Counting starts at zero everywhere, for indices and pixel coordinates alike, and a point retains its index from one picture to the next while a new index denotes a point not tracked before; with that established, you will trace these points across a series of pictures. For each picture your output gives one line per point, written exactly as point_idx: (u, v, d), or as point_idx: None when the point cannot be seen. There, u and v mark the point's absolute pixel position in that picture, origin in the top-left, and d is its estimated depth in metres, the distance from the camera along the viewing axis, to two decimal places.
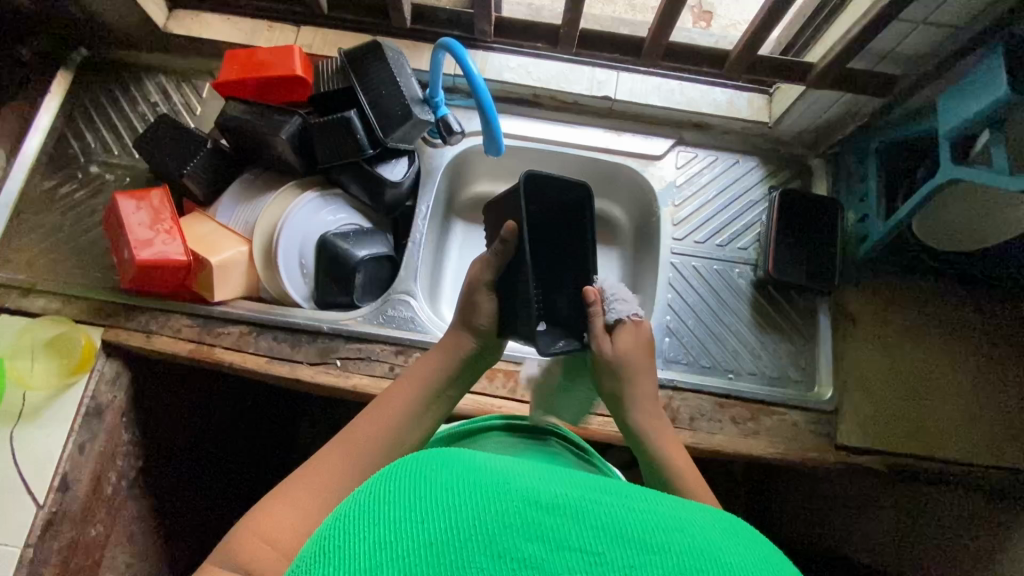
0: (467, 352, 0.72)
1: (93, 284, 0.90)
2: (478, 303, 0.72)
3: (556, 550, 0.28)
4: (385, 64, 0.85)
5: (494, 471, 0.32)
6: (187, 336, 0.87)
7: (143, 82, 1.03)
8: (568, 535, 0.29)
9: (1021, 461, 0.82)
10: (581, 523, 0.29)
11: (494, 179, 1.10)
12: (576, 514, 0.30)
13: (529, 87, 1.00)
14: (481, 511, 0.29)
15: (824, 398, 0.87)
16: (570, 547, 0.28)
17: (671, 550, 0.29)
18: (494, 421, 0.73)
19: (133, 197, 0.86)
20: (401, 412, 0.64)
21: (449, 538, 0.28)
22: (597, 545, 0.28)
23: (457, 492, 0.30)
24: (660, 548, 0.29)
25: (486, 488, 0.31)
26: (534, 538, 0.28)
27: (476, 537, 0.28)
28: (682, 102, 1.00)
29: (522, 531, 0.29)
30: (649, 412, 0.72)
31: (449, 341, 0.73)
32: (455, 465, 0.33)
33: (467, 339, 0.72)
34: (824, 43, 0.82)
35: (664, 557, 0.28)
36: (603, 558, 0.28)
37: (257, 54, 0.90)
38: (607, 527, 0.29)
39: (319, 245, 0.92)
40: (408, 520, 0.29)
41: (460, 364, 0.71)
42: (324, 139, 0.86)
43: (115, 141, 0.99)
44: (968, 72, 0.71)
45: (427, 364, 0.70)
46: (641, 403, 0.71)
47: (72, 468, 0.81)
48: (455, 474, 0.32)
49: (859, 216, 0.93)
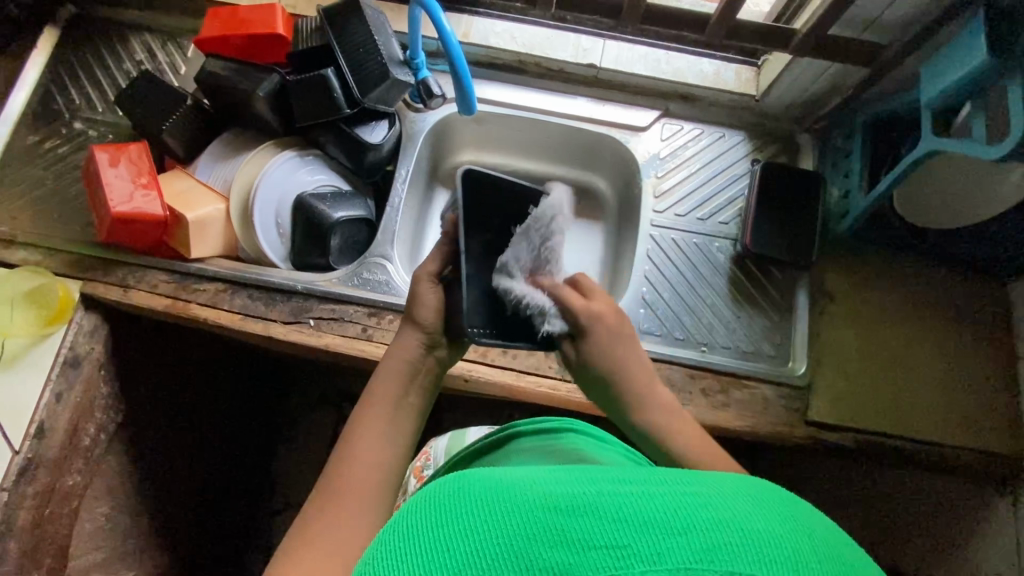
0: (420, 357, 0.67)
1: (73, 238, 0.91)
2: (420, 296, 0.68)
3: (583, 549, 0.28)
4: (363, 22, 0.85)
5: (509, 484, 0.33)
6: (164, 292, 0.88)
7: (128, 39, 1.03)
8: (593, 534, 0.29)
9: (993, 443, 0.82)
10: (601, 516, 0.29)
11: (479, 150, 1.10)
12: (594, 511, 0.30)
13: (513, 52, 0.99)
14: (504, 529, 0.30)
15: (796, 373, 0.86)
16: (596, 545, 0.28)
17: (695, 527, 0.29)
18: (512, 429, 0.71)
19: (111, 151, 0.86)
20: (386, 432, 0.60)
21: (477, 562, 0.29)
22: (620, 537, 0.29)
23: (476, 518, 0.31)
24: (685, 528, 0.29)
25: (504, 505, 0.31)
26: (561, 544, 0.29)
27: (510, 557, 0.28)
28: (669, 72, 0.99)
29: (546, 538, 0.29)
30: (649, 401, 0.63)
31: (396, 345, 0.67)
32: (472, 483, 0.34)
33: (417, 344, 0.67)
34: (811, 8, 0.80)
35: (690, 537, 0.28)
36: (629, 550, 0.28)
37: (239, 10, 0.89)
38: (628, 515, 0.29)
39: (294, 206, 0.92)
40: (437, 551, 0.30)
41: (416, 363, 0.66)
42: (301, 97, 0.86)
43: (99, 98, 1.00)
44: (952, 40, 0.69)
45: (388, 380, 0.64)
46: (637, 395, 0.64)
47: (48, 416, 0.83)
48: (471, 493, 0.33)
49: (842, 192, 0.92)
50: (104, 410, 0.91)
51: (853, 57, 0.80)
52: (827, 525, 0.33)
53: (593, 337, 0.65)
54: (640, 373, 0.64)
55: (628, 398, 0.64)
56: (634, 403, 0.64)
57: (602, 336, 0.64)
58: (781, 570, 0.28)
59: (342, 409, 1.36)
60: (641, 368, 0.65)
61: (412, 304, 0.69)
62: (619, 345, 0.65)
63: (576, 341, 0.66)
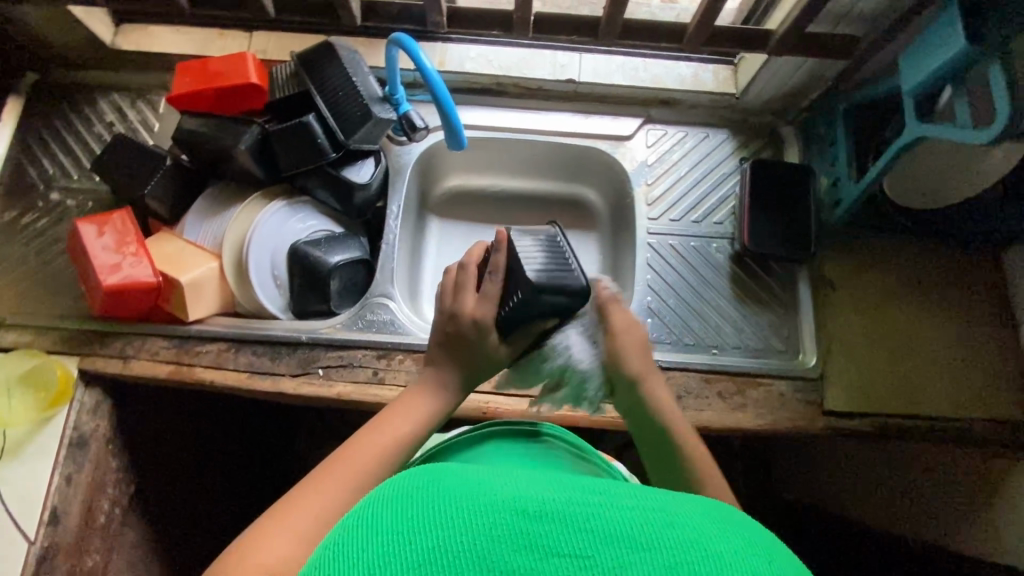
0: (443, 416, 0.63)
1: (64, 312, 0.88)
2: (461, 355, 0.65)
3: (547, 556, 0.29)
4: (340, 64, 0.84)
5: (481, 486, 0.34)
6: (165, 358, 0.86)
7: (96, 102, 1.00)
8: (557, 542, 0.30)
9: (1003, 412, 0.83)
10: (568, 525, 0.31)
11: (466, 173, 1.09)
12: (563, 519, 0.31)
13: (491, 75, 0.98)
14: (471, 527, 0.31)
15: (808, 365, 0.87)
16: (558, 552, 0.30)
17: (657, 544, 0.30)
18: (488, 428, 0.71)
19: (94, 221, 0.83)
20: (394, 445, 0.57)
21: (437, 555, 0.29)
22: (585, 548, 0.30)
23: (445, 513, 0.32)
24: (649, 544, 0.30)
25: (475, 505, 0.32)
26: (523, 548, 0.30)
27: (473, 553, 0.29)
28: (647, 79, 0.99)
29: (511, 541, 0.30)
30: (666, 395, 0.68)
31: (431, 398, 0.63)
32: (448, 481, 0.35)
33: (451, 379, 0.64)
34: (783, 8, 0.80)
35: (653, 554, 0.29)
36: (592, 560, 0.29)
37: (211, 64, 0.88)
38: (596, 528, 0.31)
39: (289, 255, 0.90)
40: (398, 543, 0.30)
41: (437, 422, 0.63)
42: (284, 146, 0.85)
43: (73, 165, 0.97)
44: (926, 29, 0.71)
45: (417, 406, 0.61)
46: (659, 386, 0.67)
47: (61, 501, 0.80)
48: (445, 489, 0.34)
49: (831, 180, 0.92)
50: (116, 484, 0.88)
51: (830, 52, 0.81)
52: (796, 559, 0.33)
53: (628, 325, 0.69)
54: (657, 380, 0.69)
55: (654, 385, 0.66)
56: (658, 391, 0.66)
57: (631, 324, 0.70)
58: None
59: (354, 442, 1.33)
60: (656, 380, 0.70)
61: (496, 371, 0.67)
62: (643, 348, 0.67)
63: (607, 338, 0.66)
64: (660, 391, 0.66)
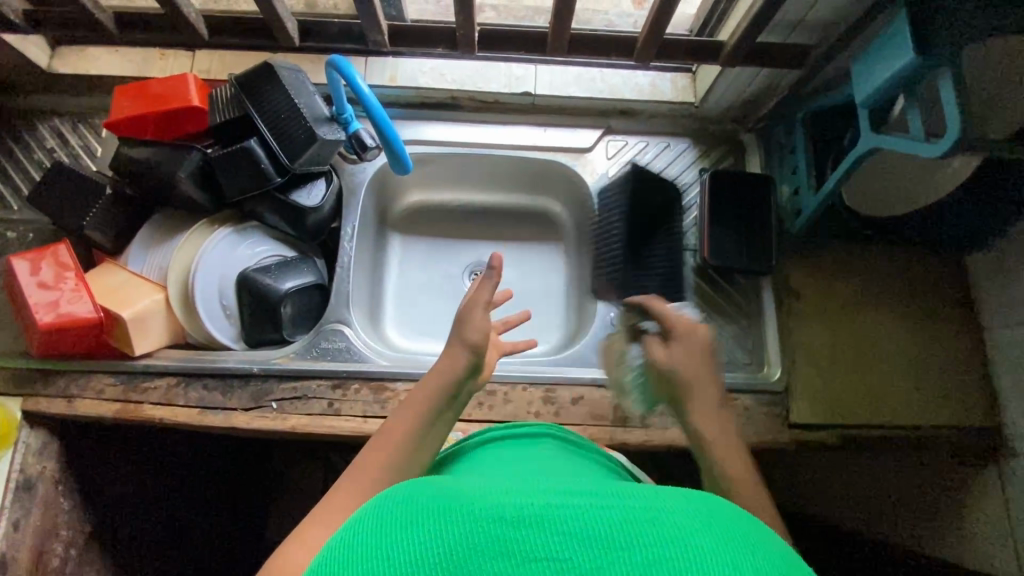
0: (457, 384, 0.62)
1: (6, 350, 0.85)
2: (471, 316, 0.65)
3: (527, 561, 0.28)
4: (279, 85, 0.81)
5: (463, 497, 0.33)
6: (112, 396, 0.83)
7: (35, 127, 0.96)
8: (536, 546, 0.29)
9: (969, 418, 0.83)
10: (549, 528, 0.30)
11: (426, 188, 1.07)
12: (540, 522, 0.30)
13: (445, 90, 0.96)
14: (451, 535, 0.30)
15: (772, 378, 0.87)
16: (537, 556, 0.29)
17: (635, 540, 0.29)
18: (484, 434, 0.67)
19: (29, 256, 0.80)
20: (411, 427, 0.58)
21: (416, 568, 0.28)
22: (562, 551, 0.29)
23: (424, 526, 0.31)
24: (626, 543, 0.29)
25: (456, 513, 0.31)
26: (499, 555, 0.29)
27: (452, 563, 0.29)
28: (605, 90, 0.97)
29: (487, 549, 0.29)
30: (713, 410, 0.62)
31: (439, 369, 0.63)
32: (427, 496, 0.34)
33: (463, 361, 0.63)
34: (736, 18, 0.79)
35: (630, 552, 0.28)
36: (569, 563, 0.28)
37: (150, 86, 0.84)
38: (575, 529, 0.29)
39: (238, 284, 0.87)
40: (374, 559, 0.29)
41: (448, 393, 0.61)
42: (227, 172, 0.81)
43: (12, 194, 0.93)
44: (878, 37, 0.69)
45: (436, 375, 0.62)
46: (704, 400, 0.63)
47: (9, 547, 0.78)
48: (423, 505, 0.33)
49: (792, 189, 0.90)
50: (70, 524, 0.86)
51: (785, 62, 0.80)
52: (779, 546, 0.32)
53: (684, 346, 0.66)
54: (710, 391, 0.63)
55: (699, 403, 0.63)
56: (700, 407, 0.63)
57: (690, 345, 0.66)
58: None
59: (331, 460, 1.32)
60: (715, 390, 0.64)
61: (461, 323, 0.65)
62: (709, 365, 0.65)
63: (666, 342, 0.68)
64: (708, 412, 0.62)
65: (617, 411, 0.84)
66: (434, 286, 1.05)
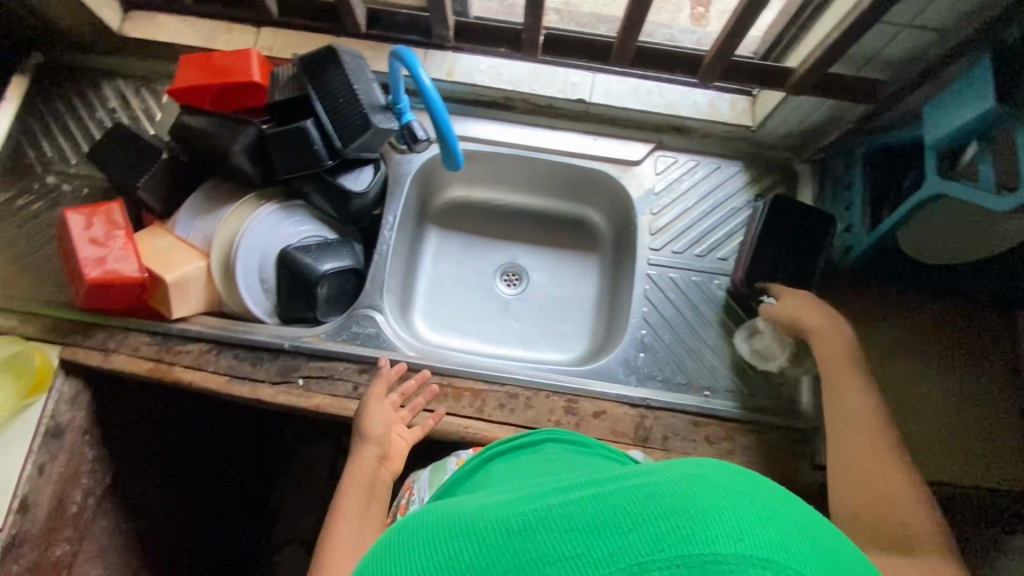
0: (375, 469, 0.74)
1: (50, 299, 0.88)
2: (372, 412, 0.77)
3: (540, 566, 0.28)
4: (341, 69, 0.82)
5: (469, 518, 0.33)
6: (146, 355, 0.85)
7: (100, 87, 0.99)
8: (547, 548, 0.29)
9: (1002, 481, 0.78)
10: (556, 527, 0.29)
11: (469, 185, 1.07)
12: (546, 524, 0.30)
13: (501, 89, 0.96)
14: (463, 559, 0.30)
15: (803, 417, 0.84)
16: (552, 560, 0.28)
17: (642, 519, 0.28)
18: (493, 450, 0.67)
19: (83, 211, 0.82)
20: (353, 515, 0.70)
21: None
22: (574, 547, 0.28)
23: (437, 556, 0.31)
24: (635, 523, 0.28)
25: (463, 536, 0.32)
26: (513, 566, 0.29)
27: None
28: (661, 105, 0.95)
29: (502, 562, 0.29)
30: (827, 347, 0.75)
31: (355, 460, 0.75)
32: (433, 521, 0.35)
33: (371, 455, 0.75)
34: (807, 46, 0.78)
35: (640, 530, 0.28)
36: (583, 557, 0.28)
37: (213, 58, 0.86)
38: (582, 521, 0.29)
39: (278, 261, 0.89)
40: None
41: (368, 479, 0.73)
42: (281, 150, 0.83)
43: (71, 149, 0.96)
44: (954, 81, 0.68)
45: (356, 466, 0.74)
46: (817, 335, 0.76)
47: (32, 489, 0.80)
48: (431, 533, 0.33)
49: (845, 227, 0.88)
50: (91, 474, 0.88)
51: (851, 94, 0.78)
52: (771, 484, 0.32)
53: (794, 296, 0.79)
54: (814, 319, 0.77)
55: (818, 338, 0.76)
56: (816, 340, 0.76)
57: (794, 295, 0.80)
58: (731, 543, 0.27)
59: (341, 441, 1.33)
60: (823, 321, 0.76)
61: (361, 419, 0.77)
62: (816, 310, 0.77)
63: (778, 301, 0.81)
64: (823, 344, 0.75)
65: (639, 430, 0.83)
66: (465, 283, 1.05)
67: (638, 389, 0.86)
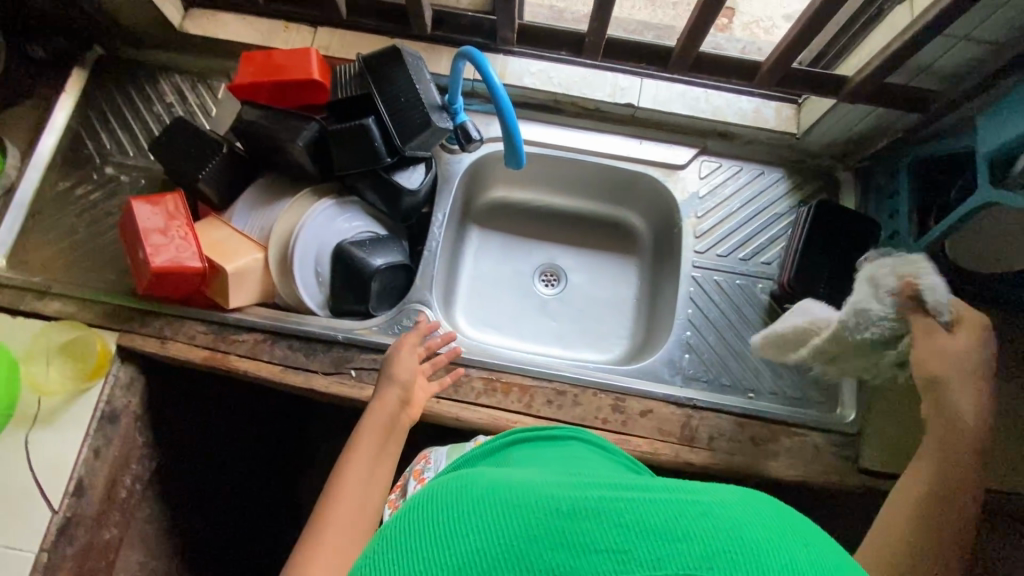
0: (395, 412, 0.75)
1: (108, 286, 0.89)
2: (399, 356, 0.80)
3: (581, 553, 0.28)
4: (404, 68, 0.84)
5: (515, 484, 0.32)
6: (202, 343, 0.86)
7: (158, 82, 1.02)
8: (591, 537, 0.28)
9: None
10: (604, 519, 0.29)
11: (512, 186, 1.09)
12: (595, 513, 0.29)
13: (551, 92, 0.98)
14: (507, 526, 0.29)
15: (846, 420, 0.85)
16: (598, 549, 0.28)
17: (692, 535, 0.28)
18: (514, 436, 0.60)
19: (148, 201, 0.84)
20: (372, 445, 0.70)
21: (477, 561, 0.28)
22: (620, 541, 0.28)
23: (483, 519, 0.30)
24: (683, 535, 0.28)
25: (509, 503, 0.30)
26: (558, 545, 0.28)
27: (513, 554, 0.28)
28: (708, 111, 0.97)
29: (547, 540, 0.28)
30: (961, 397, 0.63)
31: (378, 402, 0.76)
32: (480, 478, 0.33)
33: (394, 398, 0.76)
34: (860, 56, 0.81)
35: (690, 544, 0.27)
36: (629, 555, 0.27)
37: (274, 55, 0.88)
38: (632, 521, 0.29)
39: (332, 255, 0.91)
40: (433, 556, 0.29)
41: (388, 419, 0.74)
42: (342, 146, 0.85)
43: (129, 141, 0.98)
44: (1006, 95, 0.70)
45: (377, 406, 0.75)
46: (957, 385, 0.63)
47: (87, 472, 0.81)
48: (478, 490, 0.32)
49: (889, 234, 0.90)
50: (140, 460, 0.89)
51: (901, 103, 0.80)
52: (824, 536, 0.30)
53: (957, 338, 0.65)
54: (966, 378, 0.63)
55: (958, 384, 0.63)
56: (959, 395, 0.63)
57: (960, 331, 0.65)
58: None
59: None
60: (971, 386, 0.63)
61: (389, 363, 0.80)
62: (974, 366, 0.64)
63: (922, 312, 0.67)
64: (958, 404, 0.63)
65: (684, 430, 0.84)
66: (505, 281, 1.07)
67: (684, 389, 0.87)
